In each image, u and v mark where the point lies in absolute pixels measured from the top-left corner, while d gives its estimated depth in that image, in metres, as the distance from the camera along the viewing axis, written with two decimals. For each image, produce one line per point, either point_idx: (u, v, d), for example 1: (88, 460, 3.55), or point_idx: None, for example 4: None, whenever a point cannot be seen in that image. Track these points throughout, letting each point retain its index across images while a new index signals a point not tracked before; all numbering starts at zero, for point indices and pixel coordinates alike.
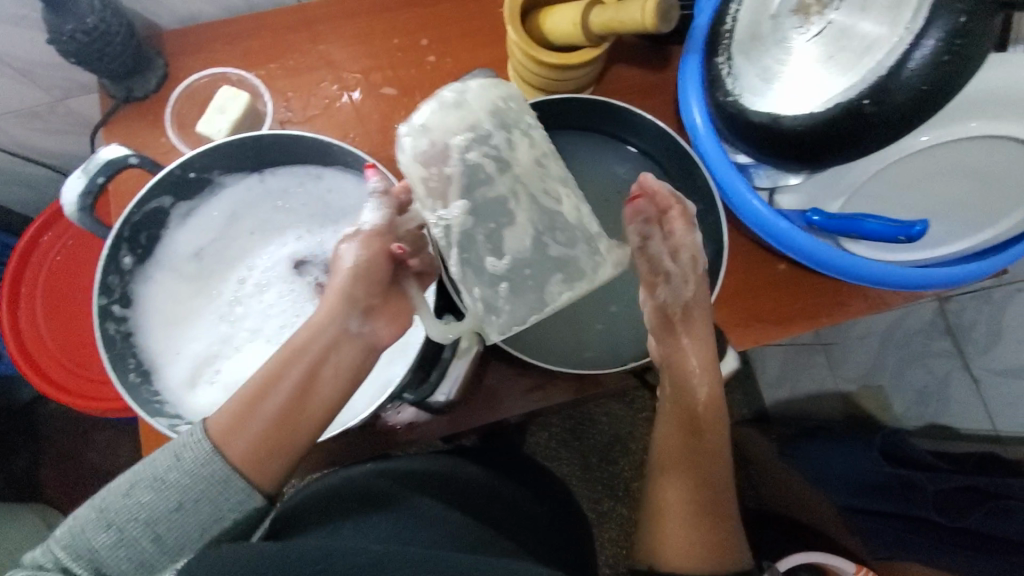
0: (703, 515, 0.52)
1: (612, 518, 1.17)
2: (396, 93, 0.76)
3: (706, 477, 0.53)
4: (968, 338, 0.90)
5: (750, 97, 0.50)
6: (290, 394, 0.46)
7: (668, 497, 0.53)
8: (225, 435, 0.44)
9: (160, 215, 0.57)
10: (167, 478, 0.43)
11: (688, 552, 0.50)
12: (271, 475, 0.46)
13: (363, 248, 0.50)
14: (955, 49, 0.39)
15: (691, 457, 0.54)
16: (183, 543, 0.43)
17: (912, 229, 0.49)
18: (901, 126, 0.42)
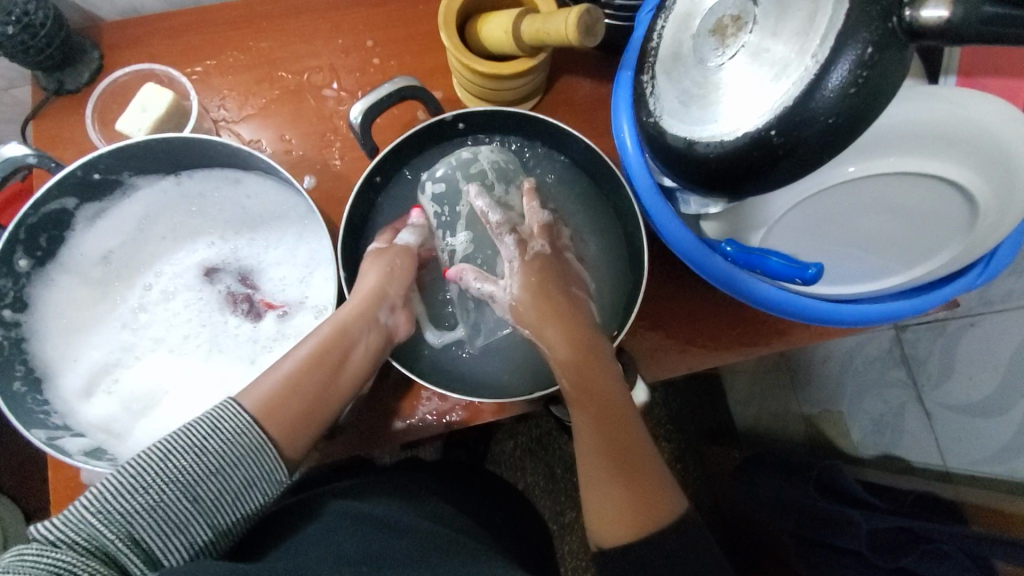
0: (622, 475, 0.47)
1: (573, 530, 1.14)
2: (337, 95, 0.74)
3: (611, 434, 0.49)
4: (921, 369, 0.83)
5: (669, 119, 0.48)
6: (324, 384, 0.51)
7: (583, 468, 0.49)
8: (264, 411, 0.47)
9: (63, 217, 0.54)
10: (206, 445, 0.43)
11: (612, 520, 0.46)
12: (297, 445, 0.48)
13: (384, 261, 0.57)
14: (862, 81, 0.36)
15: (589, 419, 0.50)
16: (217, 510, 0.43)
17: (807, 272, 0.47)
18: (811, 159, 0.40)
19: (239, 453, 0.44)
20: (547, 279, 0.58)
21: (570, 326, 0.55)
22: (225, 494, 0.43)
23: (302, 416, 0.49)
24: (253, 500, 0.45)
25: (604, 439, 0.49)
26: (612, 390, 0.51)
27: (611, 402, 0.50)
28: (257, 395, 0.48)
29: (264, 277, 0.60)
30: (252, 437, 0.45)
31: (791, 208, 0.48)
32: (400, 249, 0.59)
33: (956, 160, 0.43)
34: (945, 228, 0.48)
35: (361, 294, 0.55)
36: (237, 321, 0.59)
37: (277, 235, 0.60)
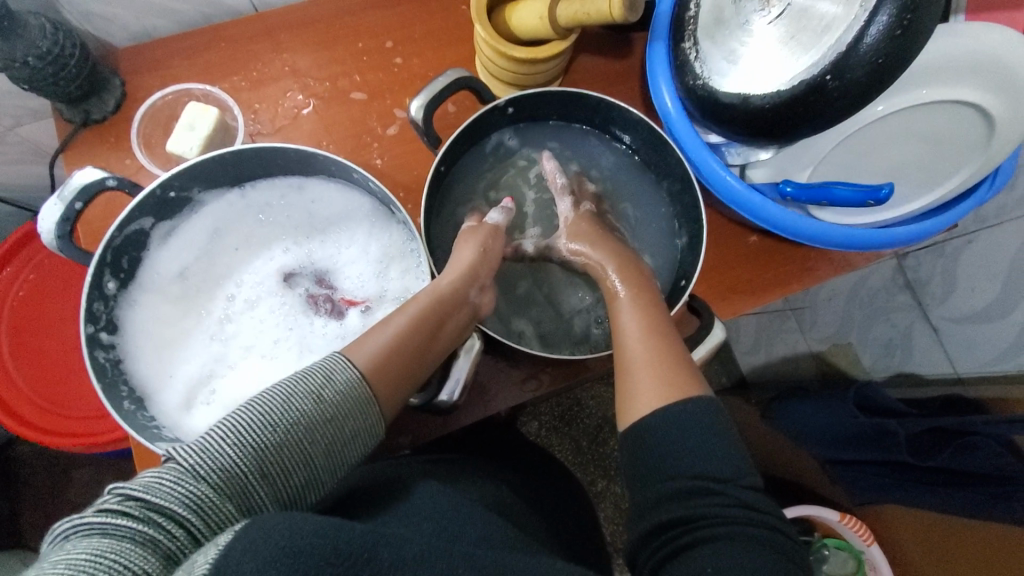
0: (663, 354, 0.51)
1: (607, 497, 1.19)
2: (365, 97, 0.76)
3: (653, 323, 0.54)
4: (926, 291, 0.91)
5: (718, 79, 0.53)
6: (421, 347, 0.53)
7: (622, 348, 0.53)
8: (372, 372, 0.49)
9: (141, 237, 0.56)
10: (325, 395, 0.45)
11: (649, 388, 0.49)
12: (393, 406, 0.50)
13: (478, 240, 0.61)
14: (906, 23, 0.42)
15: (635, 312, 0.55)
16: (331, 454, 0.45)
17: (880, 194, 0.52)
18: (859, 98, 0.45)
19: (350, 407, 0.46)
20: (597, 231, 0.64)
21: (615, 253, 0.61)
22: (337, 443, 0.45)
23: (399, 380, 0.50)
24: (357, 451, 0.47)
25: (647, 326, 0.53)
26: (656, 298, 0.57)
27: (651, 304, 0.56)
28: (363, 355, 0.50)
29: (341, 277, 0.62)
30: (359, 392, 0.47)
31: (835, 146, 0.54)
32: (491, 226, 0.63)
33: (975, 84, 0.50)
34: (964, 148, 0.54)
35: (460, 268, 0.57)
36: (321, 321, 0.60)
37: (348, 235, 0.62)
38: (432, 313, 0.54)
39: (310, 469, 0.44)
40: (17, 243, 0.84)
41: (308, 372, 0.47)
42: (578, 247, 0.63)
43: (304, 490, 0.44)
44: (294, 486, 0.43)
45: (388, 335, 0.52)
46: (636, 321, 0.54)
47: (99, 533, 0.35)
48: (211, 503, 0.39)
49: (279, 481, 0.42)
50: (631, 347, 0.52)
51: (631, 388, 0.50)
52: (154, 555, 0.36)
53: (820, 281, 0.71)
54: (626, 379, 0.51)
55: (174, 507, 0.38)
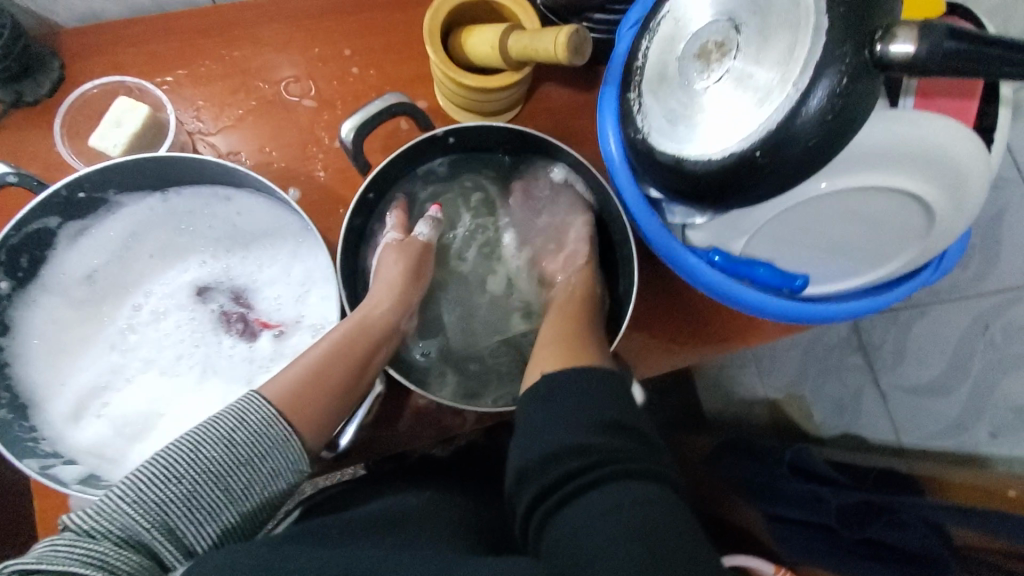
0: (575, 335, 0.55)
1: None
2: (316, 105, 0.73)
3: (574, 317, 0.58)
4: (878, 355, 0.88)
5: (656, 136, 0.50)
6: (348, 379, 0.52)
7: (543, 335, 0.57)
8: (290, 405, 0.47)
9: (46, 236, 0.53)
10: (236, 437, 0.43)
11: (552, 356, 0.52)
12: (319, 438, 0.49)
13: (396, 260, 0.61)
14: (837, 109, 0.40)
15: (559, 316, 0.59)
16: (248, 496, 0.43)
17: (794, 283, 0.55)
18: (790, 177, 0.43)
19: (269, 445, 0.44)
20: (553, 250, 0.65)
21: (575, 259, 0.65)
22: (256, 483, 0.43)
23: (324, 414, 0.49)
24: (281, 492, 0.45)
25: (569, 318, 0.58)
26: (590, 300, 0.61)
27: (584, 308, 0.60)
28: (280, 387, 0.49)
29: (259, 296, 0.59)
30: (279, 429, 0.45)
31: (772, 218, 0.52)
32: (422, 243, 0.63)
33: (917, 173, 0.48)
34: (907, 232, 0.52)
35: (388, 292, 0.59)
36: (231, 341, 0.58)
37: (271, 253, 0.60)
38: (362, 341, 0.54)
39: (226, 513, 0.42)
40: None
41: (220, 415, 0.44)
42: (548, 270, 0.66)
43: (225, 535, 0.42)
44: (209, 536, 0.41)
45: (310, 365, 0.51)
46: (555, 323, 0.58)
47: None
48: (112, 566, 0.37)
49: (191, 531, 0.41)
50: (546, 338, 0.56)
51: (540, 356, 0.54)
52: None
53: (765, 340, 0.69)
54: (537, 354, 0.55)
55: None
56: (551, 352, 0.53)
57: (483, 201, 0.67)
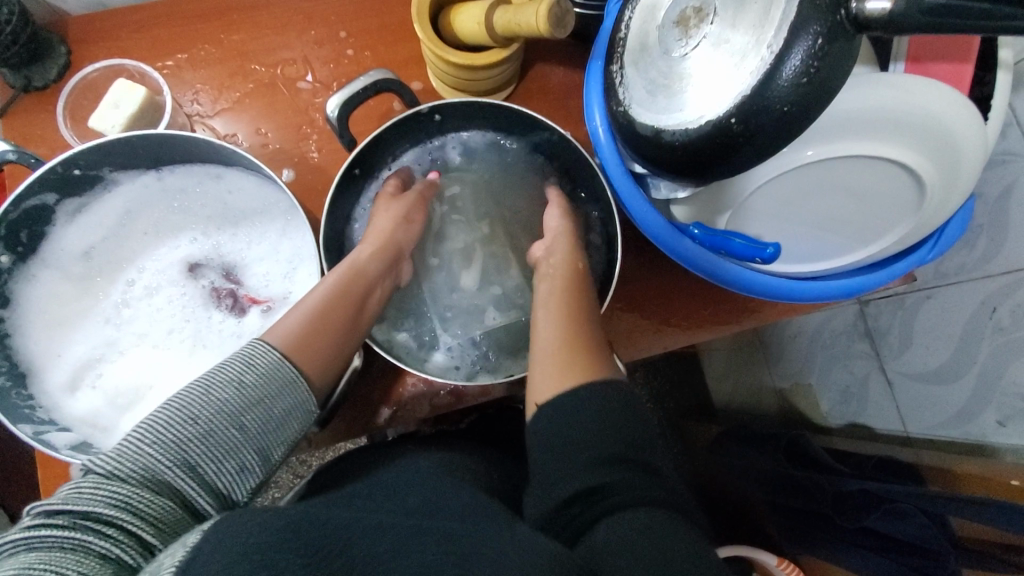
0: (573, 336, 0.53)
1: None
2: (313, 87, 0.73)
3: (572, 311, 0.55)
4: (884, 342, 0.85)
5: (637, 108, 0.50)
6: (350, 320, 0.54)
7: (536, 331, 0.55)
8: (295, 347, 0.49)
9: (44, 213, 0.55)
10: (245, 378, 0.45)
11: (551, 373, 0.51)
12: (324, 381, 0.51)
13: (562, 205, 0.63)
14: (813, 71, 0.39)
15: (552, 302, 0.57)
16: (263, 437, 0.45)
17: (764, 252, 0.51)
18: (767, 146, 0.42)
19: (276, 385, 0.46)
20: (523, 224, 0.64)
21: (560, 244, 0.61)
22: (270, 423, 0.45)
23: (327, 356, 0.51)
24: (294, 430, 0.47)
25: (562, 313, 0.55)
26: (582, 290, 0.58)
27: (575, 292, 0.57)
28: (279, 332, 0.50)
29: (248, 273, 0.60)
30: (286, 371, 0.47)
31: (755, 191, 0.51)
32: (416, 197, 0.64)
33: (905, 142, 0.46)
34: (896, 205, 0.51)
35: (378, 241, 0.59)
36: (220, 316, 0.59)
37: (260, 231, 0.61)
38: (361, 285, 0.56)
39: (243, 452, 0.44)
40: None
41: (231, 361, 0.47)
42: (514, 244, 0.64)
43: (247, 474, 0.44)
44: (230, 473, 0.43)
45: (312, 306, 0.52)
46: (552, 296, 0.57)
47: (24, 548, 0.36)
48: (140, 503, 0.39)
49: (212, 470, 0.43)
50: (545, 339, 0.54)
51: (540, 369, 0.52)
52: (88, 558, 0.36)
53: (760, 321, 0.67)
54: (536, 367, 0.52)
55: (101, 509, 0.38)
56: (549, 364, 0.52)
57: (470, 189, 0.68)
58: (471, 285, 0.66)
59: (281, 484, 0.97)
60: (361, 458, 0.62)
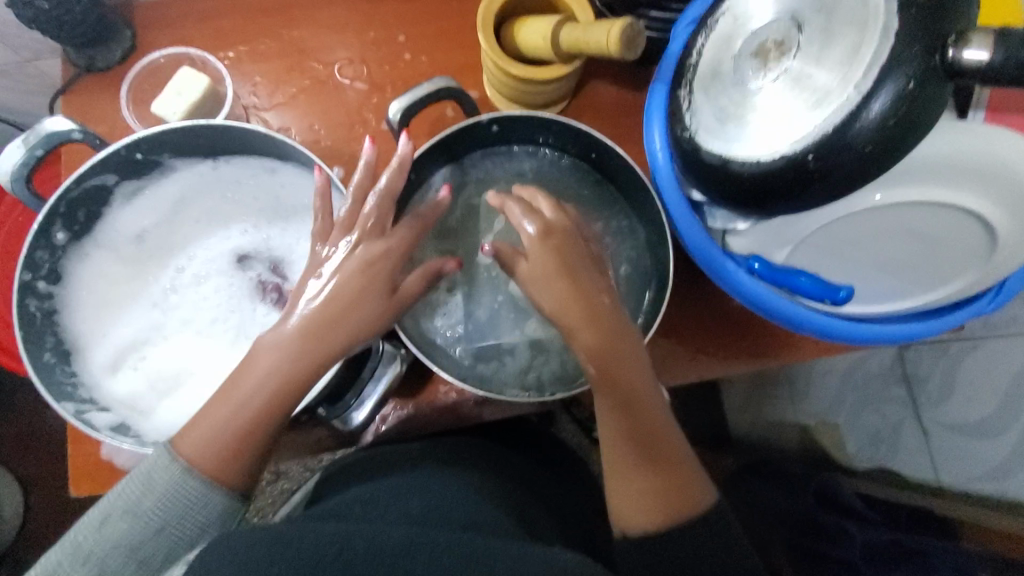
0: (660, 462, 0.46)
1: None
2: (367, 88, 0.73)
3: (631, 412, 0.46)
4: (922, 389, 0.87)
5: (704, 135, 0.48)
6: (270, 404, 0.45)
7: (610, 461, 0.47)
8: (199, 456, 0.45)
9: (103, 193, 0.55)
10: (140, 507, 0.44)
11: (640, 502, 0.46)
12: (240, 474, 0.46)
13: (544, 216, 0.49)
14: (899, 116, 0.38)
15: (603, 397, 0.47)
16: (170, 558, 0.45)
17: (837, 294, 0.51)
18: (841, 186, 0.41)
19: (178, 511, 0.44)
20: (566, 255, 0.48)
21: (592, 311, 0.46)
22: (173, 550, 0.45)
23: (242, 457, 0.45)
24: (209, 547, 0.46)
25: (628, 427, 0.47)
26: (639, 360, 0.47)
27: (642, 404, 0.47)
28: (188, 440, 0.45)
29: (294, 268, 0.60)
30: (188, 489, 0.44)
31: (817, 229, 0.50)
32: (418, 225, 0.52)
33: (982, 192, 0.45)
34: (964, 254, 0.50)
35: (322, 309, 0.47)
36: (265, 309, 0.59)
37: (309, 227, 0.61)
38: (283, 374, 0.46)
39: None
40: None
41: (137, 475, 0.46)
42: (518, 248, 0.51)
43: None
44: None
45: (216, 414, 0.45)
46: (613, 417, 0.47)
47: None
48: None
49: None
50: (607, 435, 0.47)
51: (625, 501, 0.47)
52: None
53: (800, 357, 0.66)
54: (614, 486, 0.47)
55: None
56: (639, 494, 0.46)
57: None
58: (518, 300, 0.61)
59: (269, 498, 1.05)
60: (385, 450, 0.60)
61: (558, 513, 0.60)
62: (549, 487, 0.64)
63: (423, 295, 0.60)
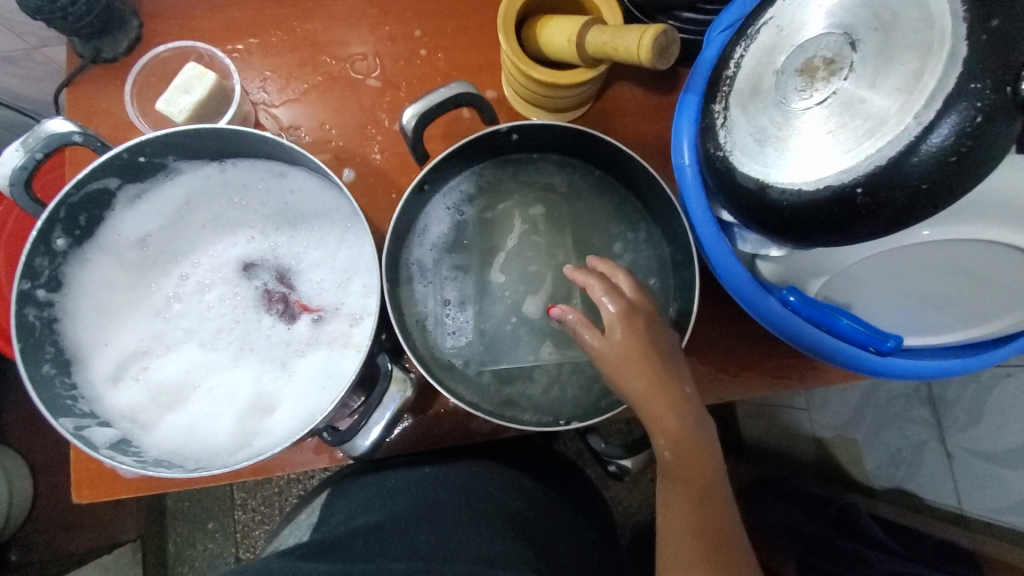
0: (724, 568, 0.45)
1: (639, 487, 1.04)
2: (381, 86, 0.70)
3: (703, 508, 0.46)
4: (948, 413, 0.81)
5: (740, 157, 0.45)
6: None
7: (669, 555, 0.46)
8: None
9: (105, 196, 0.53)
10: None
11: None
12: None
13: (625, 296, 0.48)
14: (963, 151, 0.35)
15: (676, 489, 0.47)
16: None
17: (884, 343, 0.48)
18: (890, 223, 0.38)
19: None
20: (640, 344, 0.46)
21: (681, 407, 0.46)
22: None
23: None
24: None
25: (699, 524, 0.46)
26: (713, 457, 0.47)
27: (712, 502, 0.47)
28: None
29: (302, 278, 0.58)
30: None
31: (857, 262, 0.48)
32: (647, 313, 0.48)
33: None
34: (1014, 292, 0.46)
35: None
36: (270, 320, 0.57)
37: (318, 236, 0.59)
38: None
39: None
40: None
41: None
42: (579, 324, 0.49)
43: None
44: None
45: None
46: (682, 509, 0.46)
47: None
48: None
49: None
50: (674, 530, 0.46)
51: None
52: None
53: (826, 382, 0.63)
54: None
55: None
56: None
57: (546, 215, 0.62)
58: (533, 322, 0.59)
59: (283, 490, 1.10)
60: (394, 474, 0.58)
61: (572, 541, 0.58)
62: (558, 511, 0.62)
63: (432, 314, 0.58)
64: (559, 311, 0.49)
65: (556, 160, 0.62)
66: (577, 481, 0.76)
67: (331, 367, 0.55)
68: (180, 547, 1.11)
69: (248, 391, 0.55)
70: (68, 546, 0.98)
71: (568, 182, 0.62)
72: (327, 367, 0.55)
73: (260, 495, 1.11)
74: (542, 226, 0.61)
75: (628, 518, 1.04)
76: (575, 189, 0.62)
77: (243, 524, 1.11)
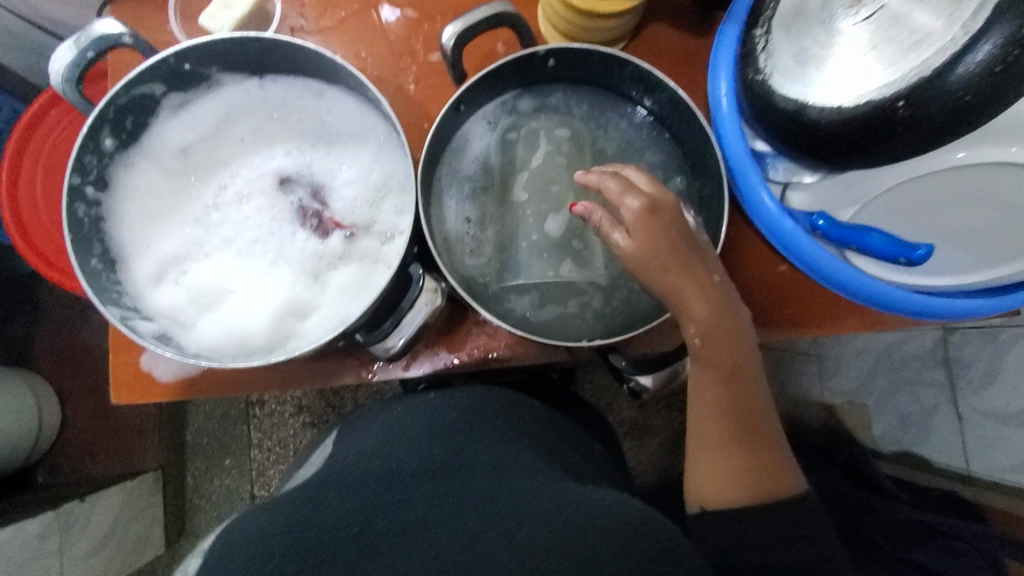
0: (747, 438, 0.49)
1: (649, 444, 1.06)
2: (416, 16, 0.70)
3: (731, 389, 0.49)
4: (963, 373, 0.81)
5: (781, 80, 0.45)
6: None
7: (701, 433, 0.51)
8: None
9: (150, 102, 0.55)
10: None
11: (726, 476, 0.49)
12: None
13: (646, 193, 0.48)
14: (1010, 60, 0.35)
15: (706, 372, 0.49)
16: None
17: (915, 252, 0.46)
18: (928, 140, 0.39)
19: None
20: (661, 237, 0.47)
21: (712, 295, 0.48)
22: None
23: None
24: None
25: (727, 401, 0.49)
26: (742, 341, 0.49)
27: (745, 379, 0.50)
28: None
29: (336, 196, 0.59)
30: None
31: (891, 187, 0.48)
32: (673, 209, 0.48)
33: None
34: None
35: None
36: (305, 234, 0.59)
37: (352, 154, 0.60)
38: None
39: None
40: (37, 111, 0.80)
41: None
42: (601, 224, 0.49)
43: None
44: None
45: None
46: (715, 389, 0.49)
47: None
48: None
49: None
50: (705, 408, 0.50)
51: (708, 464, 0.50)
52: None
53: (841, 329, 0.63)
54: (700, 458, 0.51)
55: None
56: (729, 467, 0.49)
57: (569, 139, 0.62)
58: (551, 240, 0.59)
59: (293, 428, 1.12)
60: (408, 402, 0.59)
61: (586, 457, 0.61)
62: (571, 434, 0.64)
63: (455, 233, 0.59)
64: (581, 209, 0.49)
65: (592, 89, 0.62)
66: (594, 422, 0.77)
67: (361, 280, 0.57)
68: (198, 481, 1.14)
69: (282, 294, 0.57)
70: (95, 470, 1.03)
71: (597, 111, 0.63)
72: (357, 279, 0.57)
73: (276, 435, 1.12)
74: (565, 147, 0.61)
75: (636, 476, 1.06)
76: (607, 119, 0.63)
77: (258, 463, 1.13)
